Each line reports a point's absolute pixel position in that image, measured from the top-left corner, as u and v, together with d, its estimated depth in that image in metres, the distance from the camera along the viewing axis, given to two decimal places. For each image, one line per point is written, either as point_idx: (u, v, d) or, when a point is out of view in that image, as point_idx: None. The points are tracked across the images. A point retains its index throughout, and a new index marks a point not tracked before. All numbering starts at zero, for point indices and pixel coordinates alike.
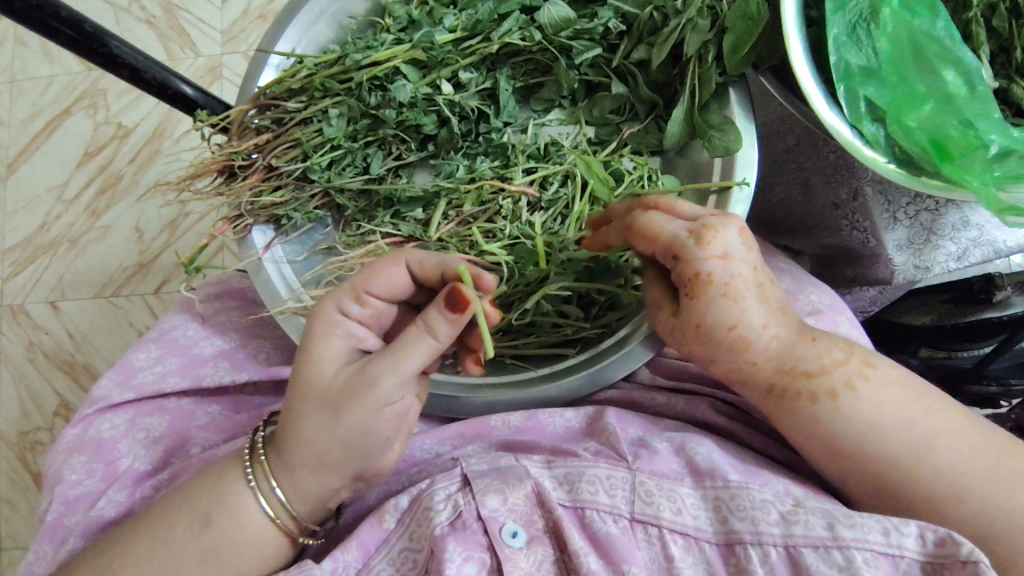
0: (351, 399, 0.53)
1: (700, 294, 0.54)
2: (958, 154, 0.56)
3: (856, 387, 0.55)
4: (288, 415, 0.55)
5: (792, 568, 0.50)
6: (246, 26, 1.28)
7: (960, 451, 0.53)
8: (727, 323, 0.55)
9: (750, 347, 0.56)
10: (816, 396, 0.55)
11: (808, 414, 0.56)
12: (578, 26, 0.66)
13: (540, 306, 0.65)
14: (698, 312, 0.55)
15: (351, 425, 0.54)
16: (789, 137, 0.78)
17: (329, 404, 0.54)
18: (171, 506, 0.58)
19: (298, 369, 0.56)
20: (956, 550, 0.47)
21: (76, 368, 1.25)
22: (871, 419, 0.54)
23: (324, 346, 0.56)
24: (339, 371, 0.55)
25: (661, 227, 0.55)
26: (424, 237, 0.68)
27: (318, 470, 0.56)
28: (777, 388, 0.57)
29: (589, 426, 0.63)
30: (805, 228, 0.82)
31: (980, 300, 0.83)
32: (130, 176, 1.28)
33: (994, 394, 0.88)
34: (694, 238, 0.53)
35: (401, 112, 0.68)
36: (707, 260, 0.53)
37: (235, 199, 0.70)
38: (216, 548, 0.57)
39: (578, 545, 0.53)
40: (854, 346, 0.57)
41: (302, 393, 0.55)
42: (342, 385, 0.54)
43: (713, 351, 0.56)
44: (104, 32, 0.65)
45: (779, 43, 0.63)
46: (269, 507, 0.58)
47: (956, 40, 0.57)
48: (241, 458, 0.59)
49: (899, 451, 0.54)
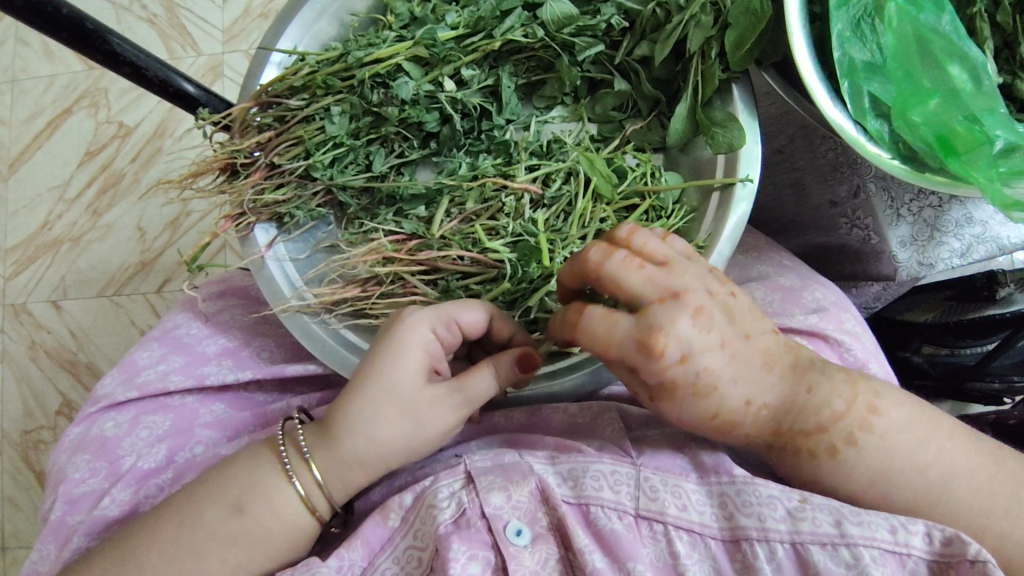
0: (434, 416, 0.58)
1: (666, 398, 0.52)
2: (963, 149, 0.56)
3: (857, 441, 0.54)
4: (359, 407, 0.58)
5: (800, 566, 0.50)
6: (247, 24, 1.28)
7: (975, 495, 0.54)
8: (687, 413, 0.53)
9: (736, 424, 0.55)
10: (816, 453, 0.55)
11: (807, 471, 0.56)
12: (580, 23, 0.66)
13: (543, 303, 0.65)
14: (671, 409, 0.53)
15: (420, 438, 0.59)
16: (782, 136, 0.77)
17: (412, 414, 0.58)
18: (203, 493, 0.59)
19: (371, 374, 0.58)
20: (964, 548, 0.48)
21: (79, 367, 1.25)
22: (885, 469, 0.54)
23: (412, 359, 0.57)
24: (427, 387, 0.58)
25: (609, 339, 0.51)
26: (426, 235, 0.67)
27: (371, 464, 0.59)
28: (777, 445, 0.56)
29: (592, 422, 0.64)
30: (799, 225, 0.84)
31: (982, 296, 0.85)
32: (131, 176, 1.28)
33: (997, 391, 0.87)
34: (641, 351, 0.50)
35: (403, 109, 0.68)
36: (665, 369, 0.50)
37: (237, 197, 0.70)
38: (249, 528, 0.58)
39: (583, 543, 0.53)
40: (858, 392, 0.55)
41: (384, 397, 0.57)
42: (417, 404, 0.58)
43: (700, 432, 0.55)
44: (106, 30, 0.65)
45: (782, 39, 0.63)
46: (303, 488, 0.59)
47: (962, 36, 0.56)
48: (273, 440, 0.61)
49: (909, 495, 0.54)
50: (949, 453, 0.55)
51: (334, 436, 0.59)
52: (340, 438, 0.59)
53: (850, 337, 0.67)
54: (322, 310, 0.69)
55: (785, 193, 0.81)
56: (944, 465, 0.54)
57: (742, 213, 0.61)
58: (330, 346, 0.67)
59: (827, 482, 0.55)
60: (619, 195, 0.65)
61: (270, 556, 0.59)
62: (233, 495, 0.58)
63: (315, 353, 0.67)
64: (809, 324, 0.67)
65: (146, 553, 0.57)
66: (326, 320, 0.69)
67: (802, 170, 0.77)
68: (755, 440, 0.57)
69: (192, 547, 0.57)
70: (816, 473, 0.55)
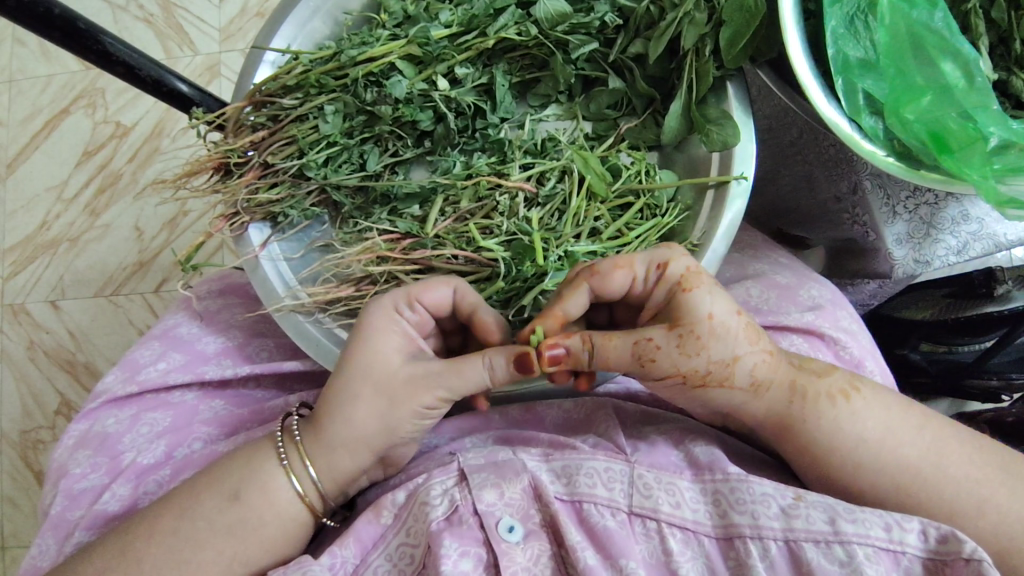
0: (408, 397, 0.57)
1: (697, 286, 0.53)
2: (957, 146, 0.56)
3: (859, 388, 0.56)
4: (341, 394, 0.58)
5: (792, 563, 0.50)
6: (244, 24, 1.28)
7: (968, 469, 0.54)
8: (716, 306, 0.53)
9: (757, 341, 0.54)
10: (834, 396, 0.55)
11: (829, 418, 0.55)
12: (574, 20, 0.66)
13: (537, 302, 0.64)
14: (694, 310, 0.52)
15: (398, 420, 0.57)
16: (793, 129, 0.77)
17: (387, 394, 0.57)
18: (201, 487, 0.59)
19: (349, 358, 0.58)
20: (959, 547, 0.48)
21: (76, 366, 1.25)
22: (885, 432, 0.55)
23: (381, 340, 0.58)
24: (401, 366, 0.57)
25: (626, 258, 0.55)
26: (420, 234, 0.66)
27: (359, 457, 0.59)
28: (798, 390, 0.55)
29: (588, 420, 0.64)
30: (811, 219, 0.83)
31: (981, 293, 0.84)
32: (129, 175, 1.28)
33: (995, 389, 0.87)
34: (656, 248, 0.56)
35: (397, 108, 0.68)
36: (680, 257, 0.54)
37: (231, 196, 0.70)
38: (243, 522, 0.58)
39: (575, 540, 0.53)
40: (839, 370, 0.57)
41: (357, 378, 0.57)
42: (398, 382, 0.57)
43: (732, 346, 0.53)
44: (99, 30, 0.65)
45: (775, 37, 0.62)
46: (300, 485, 0.60)
47: (954, 31, 0.56)
48: (272, 435, 0.61)
49: (913, 463, 0.54)
50: (939, 439, 0.55)
51: (322, 422, 0.59)
52: (325, 423, 0.58)
53: (846, 335, 0.67)
54: (317, 309, 0.69)
55: (799, 185, 0.80)
56: (934, 440, 0.55)
57: (737, 211, 0.62)
58: (324, 345, 0.66)
59: (846, 436, 0.55)
60: (613, 193, 0.65)
61: (267, 552, 0.59)
62: (231, 489, 0.58)
63: (311, 354, 0.67)
64: (805, 321, 0.66)
65: (144, 547, 0.57)
66: (320, 320, 0.69)
67: (812, 163, 0.77)
68: (775, 385, 0.55)
69: (188, 541, 0.57)
70: (840, 419, 0.55)
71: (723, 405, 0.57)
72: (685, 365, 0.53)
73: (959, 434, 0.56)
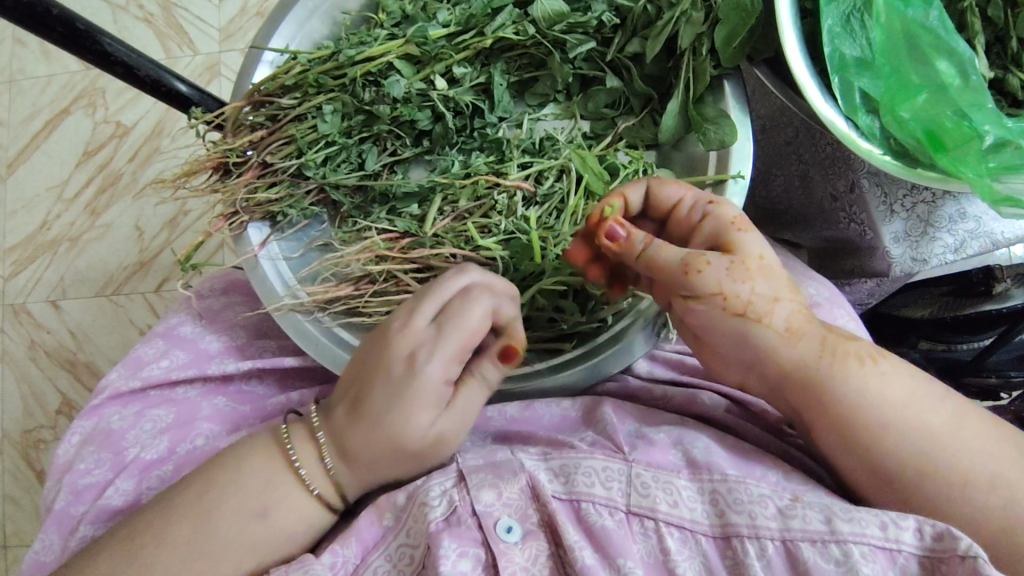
0: (437, 456, 0.59)
1: (749, 229, 0.55)
2: (952, 144, 0.56)
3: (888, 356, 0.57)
4: (372, 454, 0.58)
5: (789, 563, 0.50)
6: (243, 23, 1.28)
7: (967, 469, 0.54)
8: (765, 249, 0.55)
9: (795, 292, 0.56)
10: (862, 359, 0.56)
11: (855, 379, 0.55)
12: (571, 20, 0.66)
13: (534, 302, 0.65)
14: (756, 246, 0.55)
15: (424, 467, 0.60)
16: (788, 128, 0.78)
17: (416, 457, 0.58)
18: (203, 483, 0.59)
19: (381, 426, 0.57)
20: (955, 544, 0.48)
21: (78, 365, 1.25)
22: (900, 415, 0.55)
23: (415, 412, 0.57)
24: (430, 433, 0.57)
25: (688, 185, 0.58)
26: (419, 233, 0.67)
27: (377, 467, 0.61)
28: (829, 342, 0.56)
29: (585, 417, 0.64)
30: (806, 220, 0.82)
31: (980, 292, 0.84)
32: (129, 175, 1.28)
33: (994, 386, 0.89)
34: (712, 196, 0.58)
35: (395, 108, 0.68)
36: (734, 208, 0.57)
37: (230, 196, 0.70)
38: (241, 518, 0.58)
39: (573, 539, 0.53)
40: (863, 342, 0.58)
41: (387, 444, 0.57)
42: (428, 448, 0.58)
43: (779, 285, 0.55)
44: (97, 30, 0.65)
45: (773, 35, 0.63)
46: (306, 476, 0.60)
47: (950, 31, 0.56)
48: (278, 428, 0.62)
49: (916, 453, 0.54)
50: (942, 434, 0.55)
51: (351, 464, 0.59)
52: (356, 465, 0.59)
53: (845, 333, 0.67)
54: (316, 308, 0.69)
55: (794, 185, 0.80)
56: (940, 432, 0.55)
57: None
58: (324, 345, 0.67)
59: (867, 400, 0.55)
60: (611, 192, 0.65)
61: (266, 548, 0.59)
62: (231, 484, 0.59)
63: (311, 354, 0.67)
64: None
65: (142, 544, 0.57)
66: (320, 319, 0.69)
67: (808, 163, 0.77)
68: (809, 335, 0.56)
69: (186, 537, 0.57)
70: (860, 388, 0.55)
71: (749, 347, 0.56)
72: (732, 286, 0.53)
73: (970, 429, 0.55)
